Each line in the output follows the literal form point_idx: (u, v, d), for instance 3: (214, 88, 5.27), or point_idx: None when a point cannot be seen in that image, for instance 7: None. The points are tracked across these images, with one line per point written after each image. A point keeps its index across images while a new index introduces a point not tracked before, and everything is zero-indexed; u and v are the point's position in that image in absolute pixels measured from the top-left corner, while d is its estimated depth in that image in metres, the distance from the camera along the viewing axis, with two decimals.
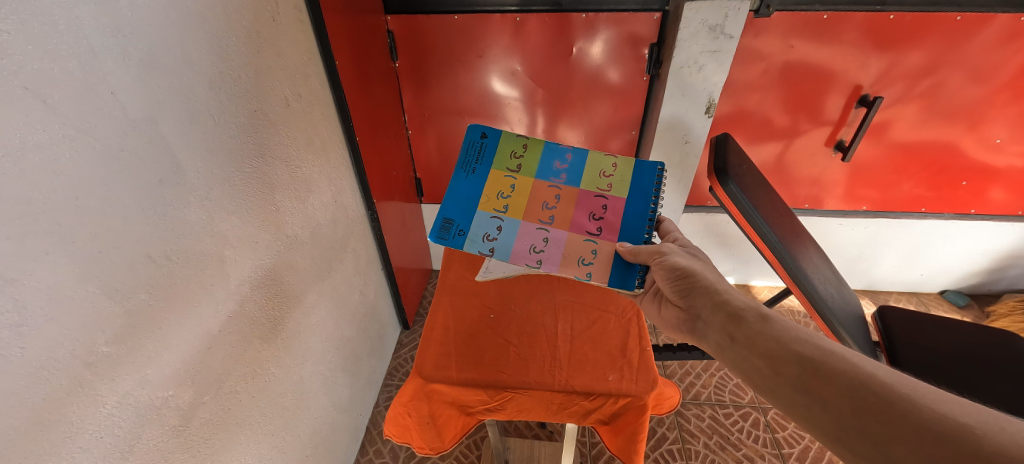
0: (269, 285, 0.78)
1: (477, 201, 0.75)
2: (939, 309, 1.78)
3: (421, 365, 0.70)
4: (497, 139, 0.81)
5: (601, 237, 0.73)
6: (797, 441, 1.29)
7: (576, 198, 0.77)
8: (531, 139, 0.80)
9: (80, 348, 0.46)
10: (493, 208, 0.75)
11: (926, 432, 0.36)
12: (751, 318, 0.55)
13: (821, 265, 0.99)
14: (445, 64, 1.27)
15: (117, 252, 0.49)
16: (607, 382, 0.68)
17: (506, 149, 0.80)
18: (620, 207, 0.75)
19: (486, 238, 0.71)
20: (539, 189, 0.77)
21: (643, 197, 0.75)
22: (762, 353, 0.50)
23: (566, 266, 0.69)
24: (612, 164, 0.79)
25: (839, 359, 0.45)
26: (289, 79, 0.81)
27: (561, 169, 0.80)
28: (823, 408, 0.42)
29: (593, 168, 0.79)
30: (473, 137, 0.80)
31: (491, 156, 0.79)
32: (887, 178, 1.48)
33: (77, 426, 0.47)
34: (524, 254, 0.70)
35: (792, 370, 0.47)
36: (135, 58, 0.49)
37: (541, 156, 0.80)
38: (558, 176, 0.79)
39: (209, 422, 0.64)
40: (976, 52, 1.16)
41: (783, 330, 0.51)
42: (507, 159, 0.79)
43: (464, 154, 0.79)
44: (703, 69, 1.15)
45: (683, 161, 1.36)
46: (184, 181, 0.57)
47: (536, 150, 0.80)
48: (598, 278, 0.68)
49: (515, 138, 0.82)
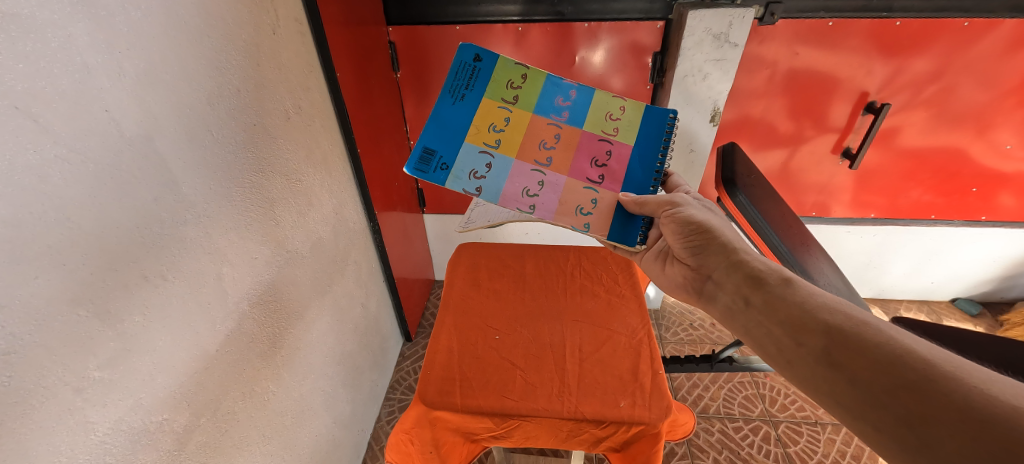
0: (269, 301, 0.76)
1: (469, 131, 0.72)
2: (952, 317, 1.74)
3: (423, 392, 0.67)
4: (492, 65, 0.74)
5: (600, 185, 0.72)
6: (810, 456, 1.25)
7: (575, 140, 0.74)
8: (531, 70, 0.75)
9: (71, 374, 0.44)
10: (485, 141, 0.72)
11: (968, 413, 0.33)
12: (770, 279, 0.53)
13: (832, 275, 0.97)
14: (446, 74, 1.27)
15: (112, 274, 0.48)
16: (619, 409, 0.65)
17: (502, 77, 0.75)
18: (625, 154, 0.74)
19: (475, 174, 0.70)
20: (536, 124, 0.74)
21: (647, 148, 0.74)
22: (783, 320, 0.48)
23: (561, 214, 0.70)
24: (618, 107, 0.76)
25: (871, 331, 0.42)
26: (290, 91, 0.80)
27: (562, 106, 0.75)
28: (848, 380, 0.41)
29: (598, 109, 0.76)
30: (464, 58, 0.74)
31: (485, 83, 0.74)
32: (895, 185, 1.46)
33: (68, 455, 0.45)
34: (517, 196, 0.70)
35: (814, 337, 0.45)
36: (131, 75, 0.49)
37: (541, 88, 0.76)
38: (559, 113, 0.75)
39: (205, 445, 0.62)
40: (984, 58, 1.15)
41: (807, 295, 0.49)
42: (503, 89, 0.74)
43: (453, 78, 0.74)
44: (707, 77, 1.14)
45: (688, 169, 1.34)
46: (180, 197, 0.56)
47: (536, 82, 0.75)
48: (596, 230, 0.70)
49: (512, 66, 0.75)
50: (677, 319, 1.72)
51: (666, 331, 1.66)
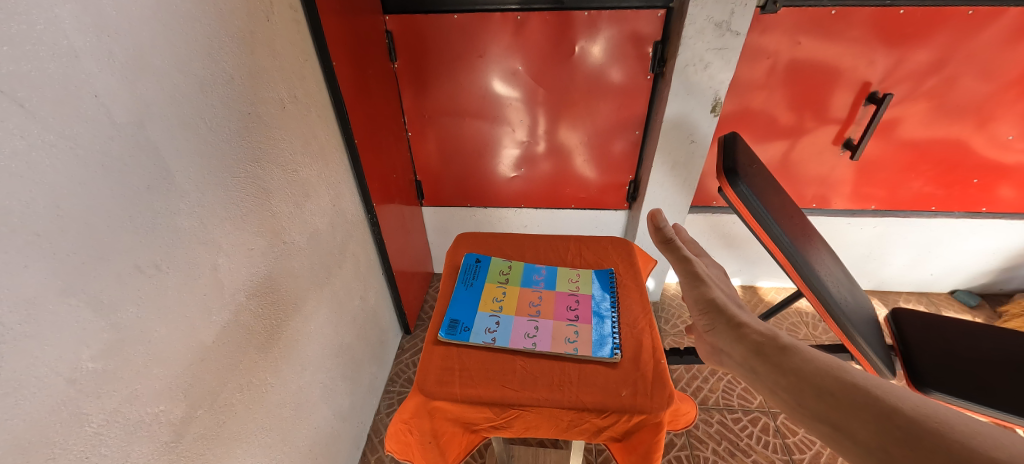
0: (265, 293, 0.75)
1: (472, 300, 0.79)
2: (951, 308, 1.75)
3: (421, 382, 0.66)
4: (489, 262, 0.88)
5: (579, 321, 0.75)
6: (808, 447, 1.26)
7: (554, 299, 0.80)
8: (515, 262, 0.88)
9: (63, 365, 0.44)
10: (490, 308, 0.78)
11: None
12: (769, 347, 0.53)
13: (832, 265, 0.97)
14: (443, 64, 1.25)
15: (104, 264, 0.47)
16: (621, 399, 0.64)
17: (496, 269, 0.87)
18: (590, 298, 0.80)
19: (489, 330, 0.73)
20: (524, 294, 0.81)
21: (607, 297, 0.80)
22: (784, 386, 0.48)
23: (553, 343, 0.70)
24: (575, 273, 0.86)
25: (862, 392, 0.42)
26: (285, 80, 0.79)
27: (539, 279, 0.85)
28: (849, 442, 0.40)
29: (564, 276, 0.86)
30: (468, 262, 0.88)
31: (483, 273, 0.85)
32: (896, 177, 1.45)
33: (62, 447, 0.44)
34: (518, 340, 0.71)
35: (809, 398, 0.45)
36: (121, 60, 0.47)
37: (522, 270, 0.87)
38: (538, 283, 0.83)
39: (203, 437, 0.62)
40: (988, 48, 1.13)
41: (803, 359, 0.49)
42: (496, 277, 0.85)
43: (461, 274, 0.85)
44: (709, 67, 1.12)
45: (688, 160, 1.31)
46: (174, 186, 0.55)
47: (519, 269, 0.87)
48: (585, 350, 0.69)
49: (503, 261, 0.89)
50: (676, 311, 1.72)
51: (666, 323, 1.66)
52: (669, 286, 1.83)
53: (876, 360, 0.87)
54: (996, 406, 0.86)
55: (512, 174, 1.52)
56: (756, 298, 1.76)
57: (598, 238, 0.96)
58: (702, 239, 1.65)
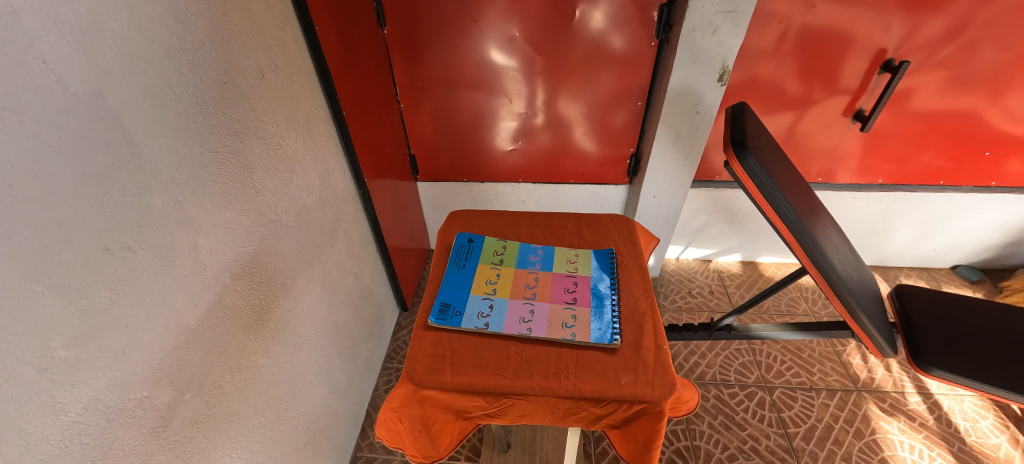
0: (253, 273, 0.73)
1: (467, 285, 0.76)
2: (951, 284, 1.74)
3: (411, 371, 0.64)
4: (483, 242, 0.86)
5: (577, 304, 0.73)
6: (803, 421, 1.27)
7: (551, 281, 0.77)
8: (510, 242, 0.86)
9: (32, 355, 0.41)
10: (483, 290, 0.75)
11: None
12: None
13: (838, 242, 0.94)
14: (435, 31, 1.18)
15: (69, 246, 0.44)
16: (619, 387, 0.62)
17: (491, 249, 0.84)
18: (588, 282, 0.77)
19: (482, 314, 0.71)
20: (519, 276, 0.78)
21: (607, 278, 0.78)
22: None
23: (552, 329, 0.68)
24: (573, 254, 0.83)
25: None
26: (263, 46, 0.73)
27: (536, 260, 0.82)
28: None
29: (561, 256, 0.83)
30: (461, 242, 0.85)
31: (477, 254, 0.83)
32: (905, 150, 1.40)
33: (37, 437, 0.42)
34: (514, 325, 0.69)
35: None
36: (70, 21, 0.42)
37: (518, 250, 0.84)
38: (534, 264, 0.81)
39: (191, 421, 0.60)
40: (1014, 12, 1.06)
41: None
42: (490, 257, 0.82)
43: (453, 255, 0.83)
44: (717, 32, 1.05)
45: (692, 132, 1.26)
46: (143, 161, 0.51)
47: (514, 248, 0.84)
48: (583, 336, 0.67)
49: (498, 241, 0.87)
50: (675, 287, 1.71)
51: (665, 298, 1.66)
52: (668, 262, 1.82)
53: (879, 339, 0.85)
54: (997, 383, 0.85)
55: (509, 147, 1.47)
56: (756, 273, 1.76)
57: (598, 217, 0.93)
58: (704, 214, 1.62)
